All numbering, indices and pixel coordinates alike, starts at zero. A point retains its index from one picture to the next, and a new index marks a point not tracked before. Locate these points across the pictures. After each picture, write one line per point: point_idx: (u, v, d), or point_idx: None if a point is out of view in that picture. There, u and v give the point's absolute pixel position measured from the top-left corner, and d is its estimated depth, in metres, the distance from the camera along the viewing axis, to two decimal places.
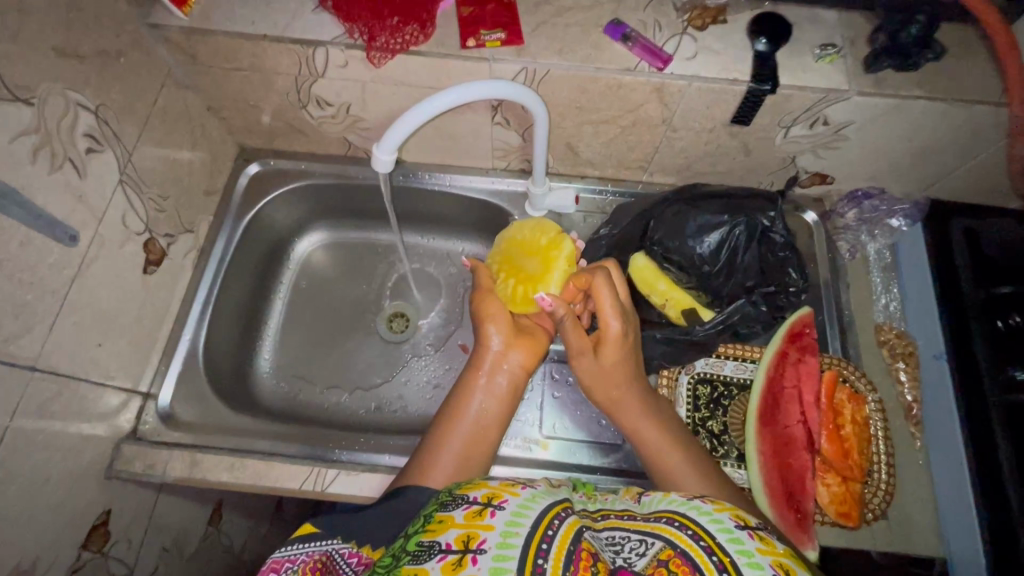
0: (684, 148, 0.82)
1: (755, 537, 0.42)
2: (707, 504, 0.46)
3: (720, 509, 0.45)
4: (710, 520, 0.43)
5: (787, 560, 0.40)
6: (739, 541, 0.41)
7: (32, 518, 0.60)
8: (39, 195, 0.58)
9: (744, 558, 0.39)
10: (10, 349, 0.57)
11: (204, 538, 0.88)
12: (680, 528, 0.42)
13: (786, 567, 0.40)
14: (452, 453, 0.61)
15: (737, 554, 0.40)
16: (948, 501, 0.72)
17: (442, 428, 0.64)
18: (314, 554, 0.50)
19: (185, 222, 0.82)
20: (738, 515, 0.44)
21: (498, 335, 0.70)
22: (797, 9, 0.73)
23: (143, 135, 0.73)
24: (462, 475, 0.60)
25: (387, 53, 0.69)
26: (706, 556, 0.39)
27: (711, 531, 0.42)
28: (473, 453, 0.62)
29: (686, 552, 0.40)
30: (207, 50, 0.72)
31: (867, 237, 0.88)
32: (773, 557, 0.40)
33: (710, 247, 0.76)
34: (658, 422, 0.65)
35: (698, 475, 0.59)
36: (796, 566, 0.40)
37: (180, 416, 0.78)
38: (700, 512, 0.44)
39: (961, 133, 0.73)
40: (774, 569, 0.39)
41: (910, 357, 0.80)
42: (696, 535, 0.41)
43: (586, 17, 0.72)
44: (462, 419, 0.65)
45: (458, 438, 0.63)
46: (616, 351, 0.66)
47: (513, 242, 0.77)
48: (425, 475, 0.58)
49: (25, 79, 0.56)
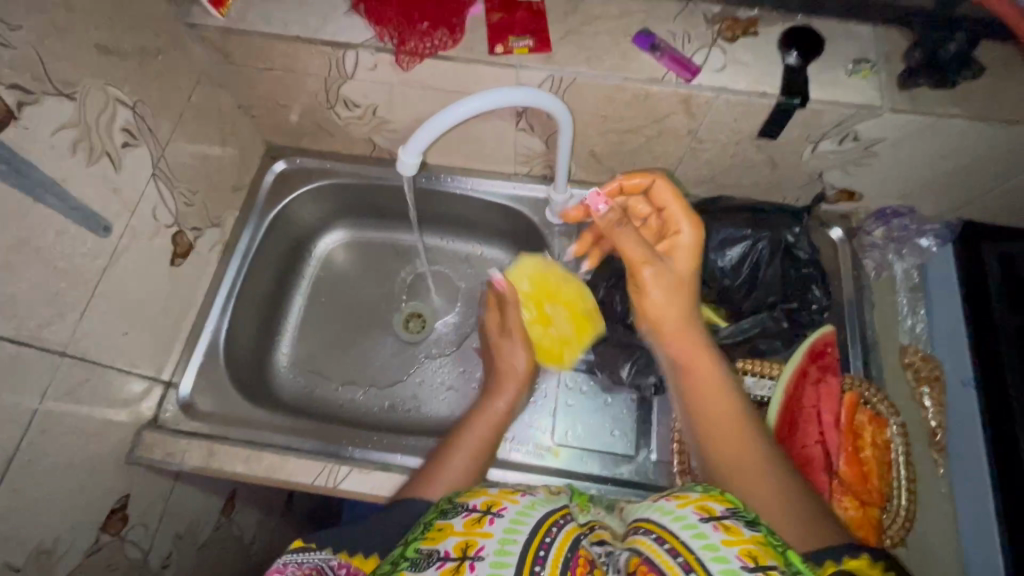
0: (709, 160, 0.81)
1: (719, 527, 0.40)
2: (672, 501, 0.43)
3: (684, 503, 0.43)
4: (673, 519, 0.41)
5: (755, 547, 0.38)
6: (703, 534, 0.39)
7: (54, 500, 0.61)
8: (77, 185, 0.60)
9: (709, 552, 0.37)
10: (44, 334, 0.58)
11: (217, 527, 0.89)
12: (647, 534, 0.41)
13: (754, 553, 0.37)
14: (459, 456, 0.62)
15: (701, 549, 0.38)
16: (972, 532, 0.70)
17: (454, 433, 0.66)
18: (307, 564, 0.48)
19: (212, 216, 0.84)
20: (702, 507, 0.42)
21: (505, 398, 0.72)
22: (830, 22, 0.72)
23: (176, 130, 0.75)
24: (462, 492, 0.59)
25: (416, 57, 0.70)
26: (669, 558, 0.38)
27: (675, 530, 0.40)
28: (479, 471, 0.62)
29: (650, 558, 0.38)
30: (241, 50, 0.74)
31: (895, 257, 0.86)
32: (740, 546, 0.38)
33: (732, 261, 0.76)
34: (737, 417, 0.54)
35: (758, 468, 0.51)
36: (768, 554, 0.38)
37: (199, 407, 0.80)
38: (664, 513, 0.42)
39: (997, 155, 0.72)
40: (742, 562, 0.37)
41: (936, 381, 0.78)
42: (659, 539, 0.40)
43: (615, 26, 0.72)
44: (474, 428, 0.67)
45: (468, 444, 0.64)
46: (677, 284, 0.59)
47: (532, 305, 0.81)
48: (433, 473, 0.60)
49: (69, 74, 0.58)
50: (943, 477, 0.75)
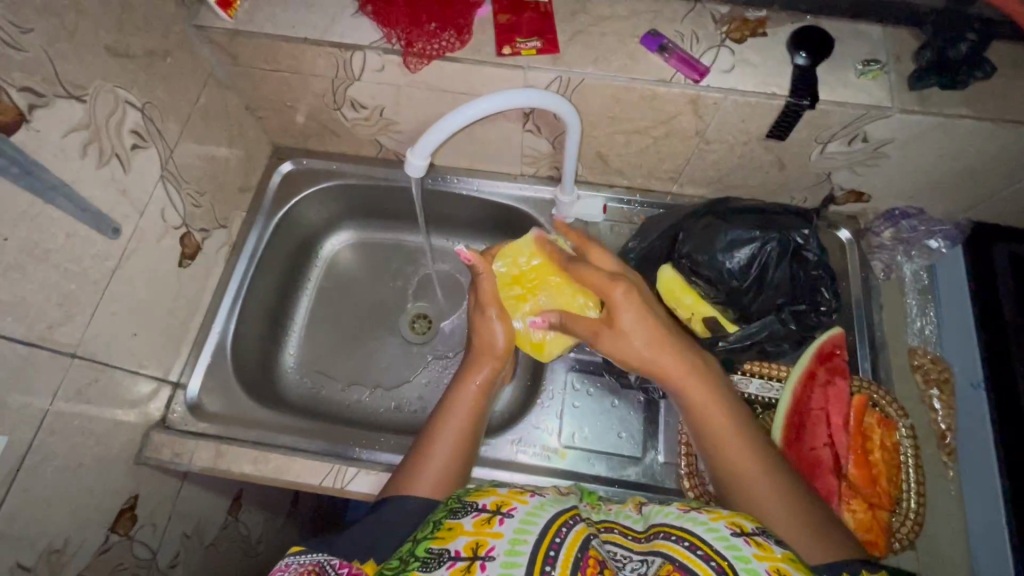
0: (716, 161, 0.80)
1: (751, 542, 0.41)
2: (702, 513, 0.45)
3: (716, 517, 0.44)
4: (706, 529, 0.42)
5: (786, 565, 0.40)
6: (736, 547, 0.41)
7: (64, 501, 0.61)
8: (86, 187, 0.60)
9: (742, 564, 0.39)
10: (54, 336, 0.59)
11: (224, 527, 0.89)
12: (678, 540, 0.41)
13: (785, 572, 0.39)
14: (445, 444, 0.61)
15: (734, 560, 0.40)
16: (981, 534, 0.70)
17: (433, 421, 0.64)
18: (307, 563, 0.48)
19: (219, 217, 0.84)
20: (734, 521, 0.44)
21: (479, 377, 0.68)
22: (839, 23, 0.71)
23: (184, 131, 0.75)
24: (455, 484, 0.59)
25: (423, 58, 0.69)
26: (704, 564, 0.39)
27: (707, 539, 0.41)
28: (468, 457, 0.62)
29: (685, 565, 0.39)
30: (249, 52, 0.74)
31: (903, 258, 0.85)
32: (771, 563, 0.40)
33: (740, 263, 0.74)
34: (731, 427, 0.58)
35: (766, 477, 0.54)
36: (794, 571, 0.40)
37: (207, 407, 0.80)
38: (696, 522, 0.43)
39: (1008, 156, 0.71)
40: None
41: (945, 383, 0.78)
42: (692, 545, 0.41)
43: (622, 27, 0.72)
44: (457, 410, 0.65)
45: (451, 429, 0.63)
46: (635, 331, 0.63)
47: (522, 278, 0.75)
48: (420, 467, 0.59)
49: (79, 77, 0.58)
50: (952, 481, 0.74)
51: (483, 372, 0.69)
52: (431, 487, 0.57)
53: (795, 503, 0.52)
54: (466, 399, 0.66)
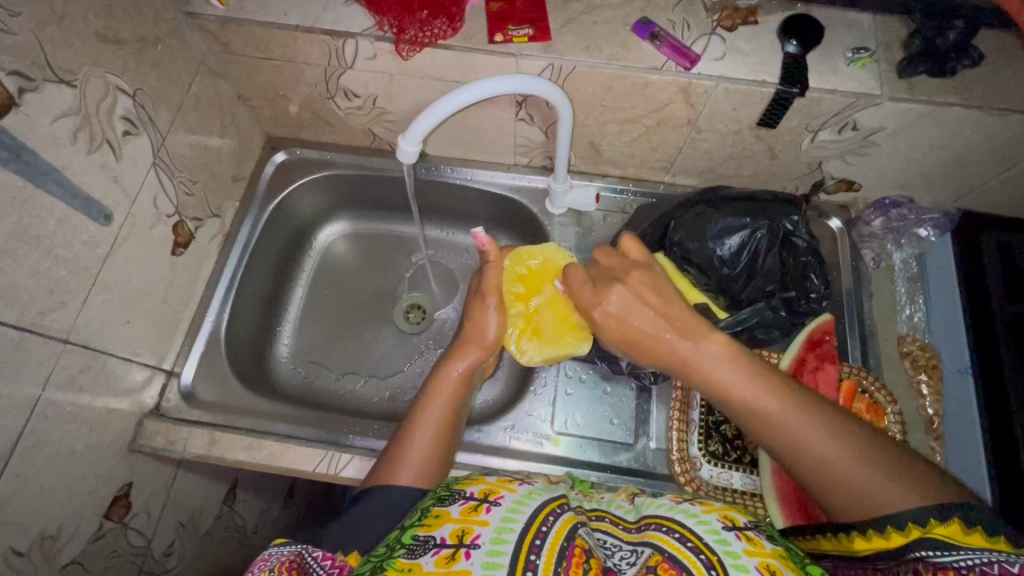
0: (708, 150, 0.81)
1: (742, 537, 0.41)
2: (695, 505, 0.45)
3: (709, 510, 0.44)
4: (697, 522, 0.42)
5: (776, 560, 0.40)
6: (726, 541, 0.40)
7: (57, 486, 0.62)
8: (77, 173, 0.60)
9: (731, 559, 0.39)
10: (46, 321, 0.59)
11: (219, 516, 0.90)
12: (668, 532, 0.42)
13: (774, 569, 0.39)
14: (425, 435, 0.62)
15: (724, 555, 0.39)
16: None
17: (415, 407, 0.65)
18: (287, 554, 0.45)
19: (213, 207, 0.85)
20: (727, 515, 0.43)
21: (461, 364, 0.69)
22: (830, 12, 0.72)
23: (176, 120, 0.75)
24: (431, 476, 0.59)
25: (415, 46, 0.70)
26: (694, 557, 0.39)
27: (698, 532, 0.41)
28: (447, 448, 0.63)
29: (674, 556, 0.39)
30: (241, 40, 0.74)
31: (893, 247, 0.86)
32: (761, 558, 0.39)
33: (731, 250, 0.75)
34: (773, 401, 0.52)
35: (824, 439, 0.49)
36: (784, 566, 0.40)
37: (201, 396, 0.80)
38: (688, 515, 0.43)
39: (997, 144, 0.72)
40: (761, 572, 0.38)
41: (933, 369, 0.79)
42: (683, 537, 0.41)
43: (615, 15, 0.72)
44: (438, 398, 0.65)
45: (432, 417, 0.63)
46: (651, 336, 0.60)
47: (533, 278, 0.77)
48: (401, 456, 0.60)
49: (68, 62, 0.58)
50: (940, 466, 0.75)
51: (467, 360, 0.69)
52: (409, 476, 0.58)
53: (862, 464, 0.47)
54: (444, 386, 0.66)
